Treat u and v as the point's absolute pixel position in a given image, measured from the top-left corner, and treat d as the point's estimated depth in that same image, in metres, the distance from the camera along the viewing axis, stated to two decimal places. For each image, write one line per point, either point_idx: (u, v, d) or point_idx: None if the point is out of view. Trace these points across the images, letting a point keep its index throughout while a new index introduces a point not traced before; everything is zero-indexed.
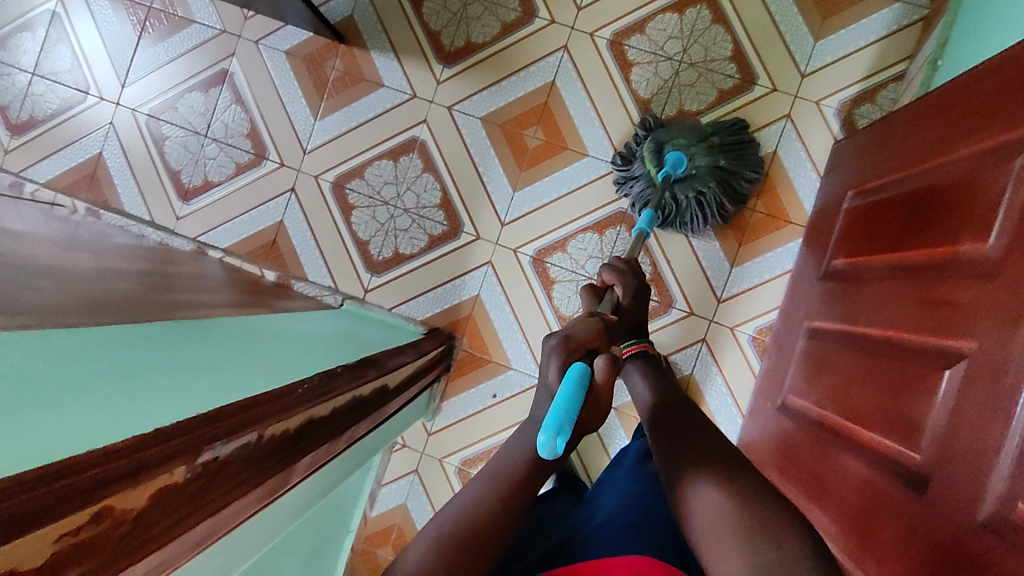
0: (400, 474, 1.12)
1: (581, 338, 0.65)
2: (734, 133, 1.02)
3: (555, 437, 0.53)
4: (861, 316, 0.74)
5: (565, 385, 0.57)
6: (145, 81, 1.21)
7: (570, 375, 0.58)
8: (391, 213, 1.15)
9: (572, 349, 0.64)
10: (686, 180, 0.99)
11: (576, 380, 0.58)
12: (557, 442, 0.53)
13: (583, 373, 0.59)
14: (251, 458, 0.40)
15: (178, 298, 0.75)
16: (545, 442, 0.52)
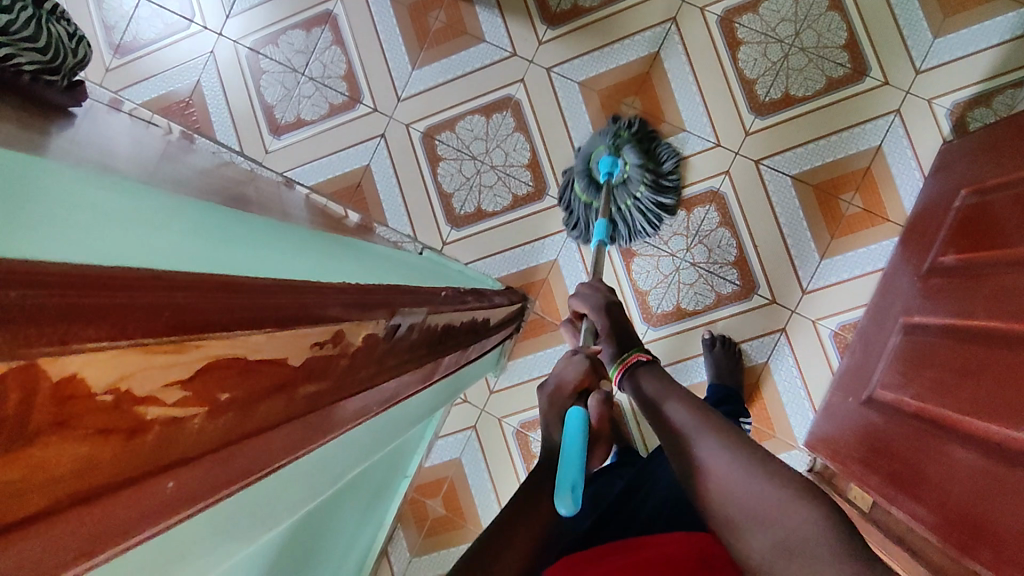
0: (457, 428, 1.12)
1: (573, 382, 0.67)
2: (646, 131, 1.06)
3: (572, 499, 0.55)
4: (980, 310, 0.72)
5: (571, 434, 0.60)
6: (250, 15, 1.23)
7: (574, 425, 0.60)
8: (478, 168, 1.15)
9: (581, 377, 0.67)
10: (622, 188, 1.02)
11: (579, 425, 0.60)
12: (575, 497, 0.55)
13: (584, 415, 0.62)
14: (416, 341, 0.40)
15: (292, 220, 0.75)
16: (561, 501, 0.55)
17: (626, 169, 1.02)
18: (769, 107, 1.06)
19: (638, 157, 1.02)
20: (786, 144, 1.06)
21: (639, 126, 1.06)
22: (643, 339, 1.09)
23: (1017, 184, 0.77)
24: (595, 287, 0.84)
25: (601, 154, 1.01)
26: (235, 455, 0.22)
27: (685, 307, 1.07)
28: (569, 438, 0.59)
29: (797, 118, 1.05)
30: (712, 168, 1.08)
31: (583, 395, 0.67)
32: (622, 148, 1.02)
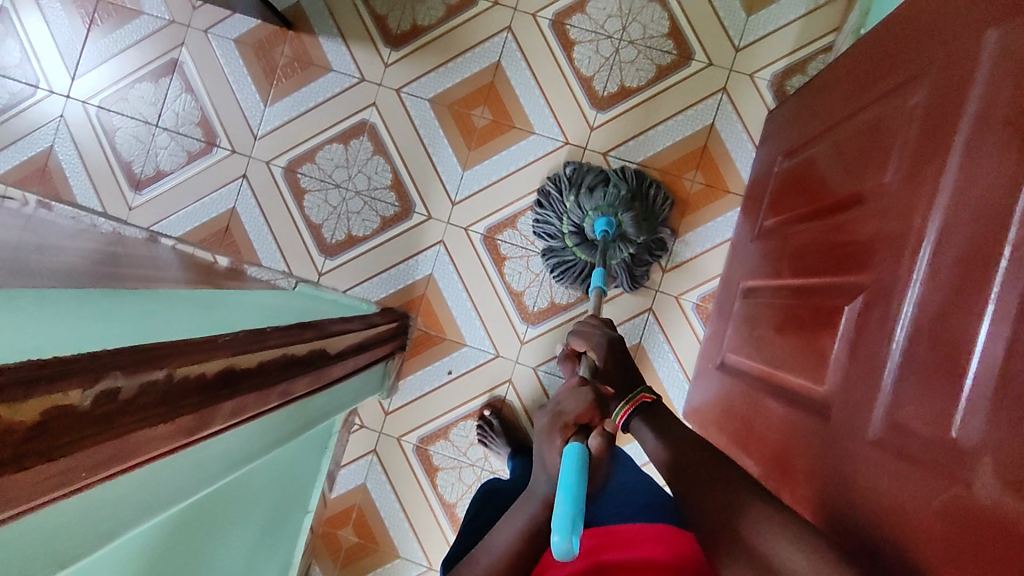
0: (358, 455, 1.13)
1: (575, 414, 0.56)
2: (647, 205, 1.04)
3: (569, 543, 0.46)
4: (786, 269, 0.77)
5: (566, 474, 0.51)
6: (95, 74, 1.21)
7: (570, 461, 0.52)
8: (343, 196, 1.16)
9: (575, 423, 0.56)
10: (618, 245, 1.01)
11: (575, 469, 0.52)
12: (575, 540, 0.47)
13: (579, 455, 0.53)
14: (165, 396, 0.42)
15: (131, 283, 0.75)
16: (559, 543, 0.46)
17: (619, 226, 1.00)
18: (608, 101, 1.11)
19: (634, 226, 1.00)
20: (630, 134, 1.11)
21: (632, 181, 1.04)
22: (525, 338, 1.12)
23: (813, 147, 0.82)
24: (593, 324, 0.82)
25: (595, 217, 0.99)
26: None
27: (559, 302, 1.11)
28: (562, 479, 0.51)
29: (635, 107, 1.11)
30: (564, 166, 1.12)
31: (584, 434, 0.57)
32: (619, 211, 1.00)
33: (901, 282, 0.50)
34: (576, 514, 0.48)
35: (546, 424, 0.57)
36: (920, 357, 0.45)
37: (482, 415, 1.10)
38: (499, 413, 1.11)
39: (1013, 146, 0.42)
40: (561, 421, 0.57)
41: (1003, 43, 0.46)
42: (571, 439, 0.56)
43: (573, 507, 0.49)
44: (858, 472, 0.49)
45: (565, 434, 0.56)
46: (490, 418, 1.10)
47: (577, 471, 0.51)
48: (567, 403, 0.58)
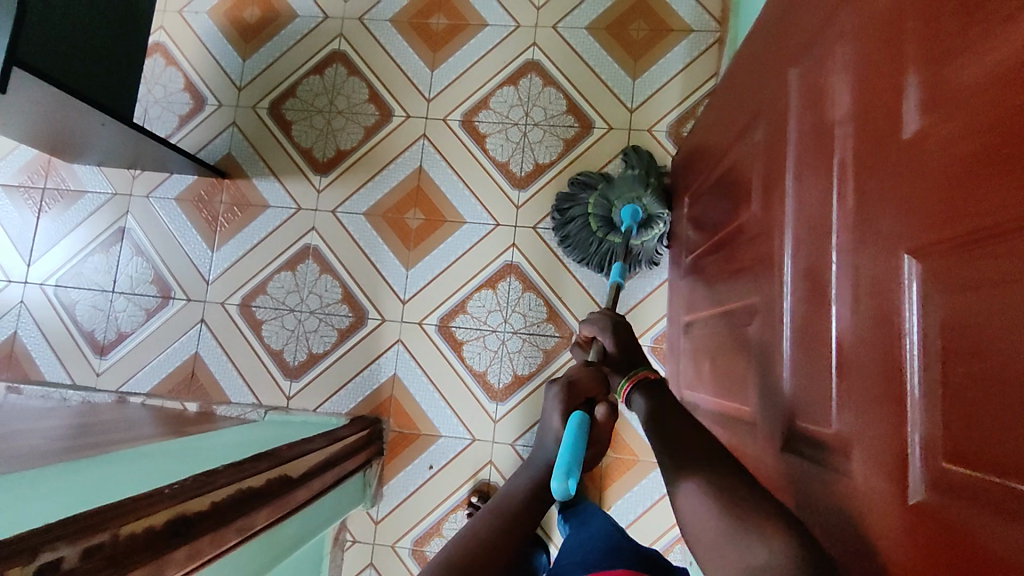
0: (356, 571, 1.11)
1: (583, 387, 0.70)
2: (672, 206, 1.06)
3: (565, 486, 0.60)
4: (707, 300, 0.82)
5: (569, 432, 0.65)
6: (49, 255, 1.28)
7: (572, 424, 0.66)
8: (298, 319, 1.21)
9: (576, 397, 0.70)
10: (647, 229, 1.05)
11: (578, 428, 0.65)
12: (570, 484, 0.60)
13: (581, 420, 0.66)
14: (112, 556, 0.44)
15: (97, 449, 0.78)
16: (558, 487, 0.60)
17: (647, 209, 1.04)
18: (526, 179, 1.19)
19: (663, 211, 1.04)
20: (553, 204, 1.18)
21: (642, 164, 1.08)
22: (497, 415, 1.14)
23: (707, 185, 0.90)
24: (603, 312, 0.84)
25: (620, 206, 1.05)
26: None
27: (522, 373, 1.15)
28: (567, 440, 0.64)
29: (552, 180, 1.19)
30: (499, 246, 1.18)
31: (586, 404, 0.70)
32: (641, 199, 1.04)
33: (779, 297, 0.55)
34: (575, 460, 0.62)
35: (558, 392, 0.70)
36: (803, 364, 0.49)
37: (471, 502, 1.10)
38: (487, 497, 1.11)
39: (823, 164, 0.48)
40: (572, 397, 0.69)
41: (801, 80, 0.53)
42: (575, 408, 0.69)
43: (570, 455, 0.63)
44: (784, 481, 0.51)
45: (573, 403, 0.69)
46: (478, 503, 1.09)
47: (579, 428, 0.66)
48: (579, 377, 0.70)
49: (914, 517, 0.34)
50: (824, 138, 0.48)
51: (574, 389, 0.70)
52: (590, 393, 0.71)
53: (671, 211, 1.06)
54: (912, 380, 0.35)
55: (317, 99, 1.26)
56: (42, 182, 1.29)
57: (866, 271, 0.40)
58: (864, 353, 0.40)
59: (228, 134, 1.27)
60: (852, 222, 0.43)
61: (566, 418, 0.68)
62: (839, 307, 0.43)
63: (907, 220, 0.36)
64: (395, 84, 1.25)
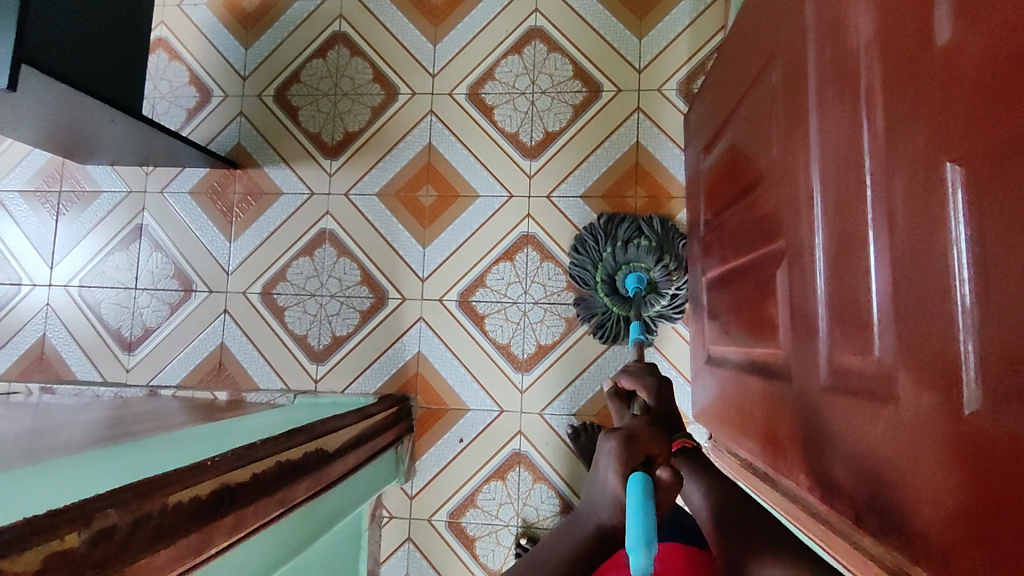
0: (395, 546, 1.13)
1: (645, 442, 0.51)
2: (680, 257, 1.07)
3: (648, 563, 0.43)
4: (730, 252, 0.82)
5: (634, 492, 0.47)
6: (71, 257, 1.29)
7: (638, 487, 0.47)
8: (320, 303, 1.22)
9: (636, 453, 0.50)
10: (655, 296, 1.06)
11: (644, 486, 0.47)
12: (652, 561, 0.43)
13: (648, 487, 0.47)
14: (161, 527, 0.44)
15: (135, 436, 0.79)
16: (638, 562, 0.43)
17: (652, 279, 1.05)
18: (537, 148, 1.18)
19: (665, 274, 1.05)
20: (566, 172, 1.17)
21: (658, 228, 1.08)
22: (523, 386, 1.14)
23: (722, 139, 0.88)
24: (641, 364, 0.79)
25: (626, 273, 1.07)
26: None
27: (545, 343, 1.15)
28: (635, 501, 0.46)
29: (563, 148, 1.18)
30: (515, 217, 1.18)
31: (648, 466, 0.51)
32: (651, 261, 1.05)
33: (808, 234, 0.54)
34: (649, 527, 0.45)
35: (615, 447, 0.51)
36: (837, 295, 0.48)
37: None
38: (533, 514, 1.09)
39: (847, 90, 0.47)
40: (632, 451, 0.50)
41: (818, 10, 0.52)
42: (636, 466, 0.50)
43: (643, 527, 0.44)
44: (824, 416, 0.51)
45: (630, 463, 0.50)
46: None
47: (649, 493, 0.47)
48: (641, 432, 0.52)
49: (966, 432, 0.33)
50: (847, 63, 0.47)
51: (636, 442, 0.51)
52: (652, 450, 0.51)
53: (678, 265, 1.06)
54: (959, 289, 0.34)
55: (321, 83, 1.26)
56: (58, 186, 1.31)
57: (901, 190, 0.40)
58: (904, 272, 0.39)
59: (237, 124, 1.27)
60: (883, 142, 0.42)
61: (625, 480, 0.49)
62: (875, 231, 0.43)
63: (942, 132, 0.35)
64: (399, 61, 1.24)
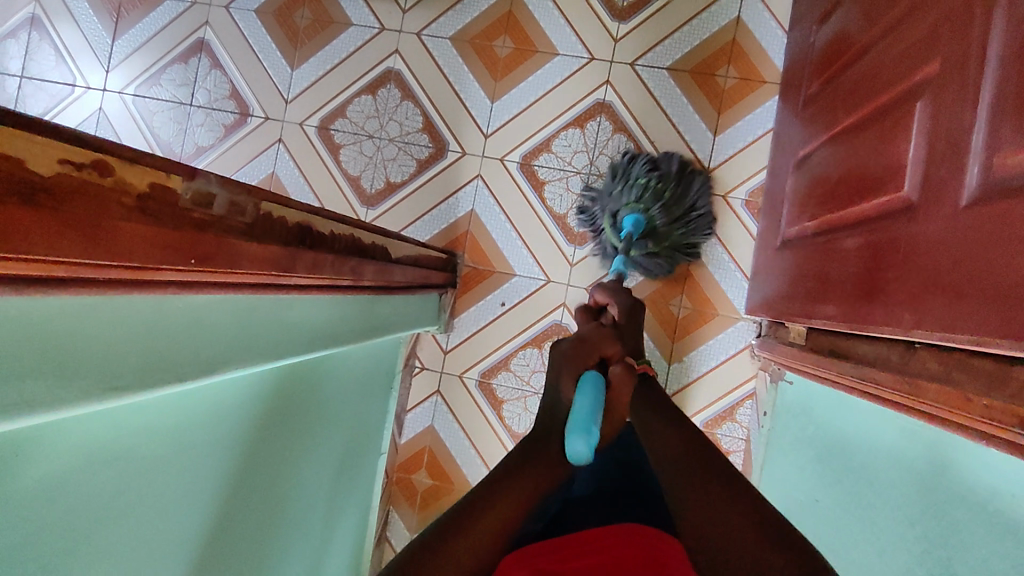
0: (423, 397, 1.13)
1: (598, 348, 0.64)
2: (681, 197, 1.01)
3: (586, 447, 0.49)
4: (841, 117, 0.76)
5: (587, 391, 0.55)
6: (127, 64, 1.25)
7: (590, 384, 0.56)
8: (377, 145, 1.18)
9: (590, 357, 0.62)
10: (658, 234, 1.00)
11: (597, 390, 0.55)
12: (589, 446, 0.49)
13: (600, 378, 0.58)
14: (252, 224, 0.42)
15: None
16: (575, 447, 0.49)
17: (652, 220, 0.99)
18: (628, 11, 1.10)
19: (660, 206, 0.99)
20: (655, 40, 1.10)
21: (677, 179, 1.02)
22: (574, 260, 1.11)
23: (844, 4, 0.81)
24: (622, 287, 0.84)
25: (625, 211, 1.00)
26: (18, 237, 0.25)
27: None
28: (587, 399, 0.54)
29: (657, 14, 1.10)
30: (593, 82, 1.11)
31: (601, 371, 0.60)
32: (651, 208, 0.99)
33: (976, 47, 0.48)
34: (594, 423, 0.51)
35: (572, 346, 0.63)
36: (1009, 99, 0.43)
37: None
38: None
39: None
40: (582, 357, 0.62)
41: None
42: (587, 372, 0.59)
43: (596, 422, 0.51)
44: (957, 242, 0.47)
45: (585, 360, 0.62)
46: None
47: (599, 399, 0.54)
48: (591, 338, 0.65)
49: None
50: None
51: (587, 349, 0.63)
52: (603, 351, 0.64)
53: (681, 210, 1.01)
54: None
55: None
56: None
57: None
58: None
59: None
60: None
61: (580, 378, 0.58)
62: None
63: None
64: None
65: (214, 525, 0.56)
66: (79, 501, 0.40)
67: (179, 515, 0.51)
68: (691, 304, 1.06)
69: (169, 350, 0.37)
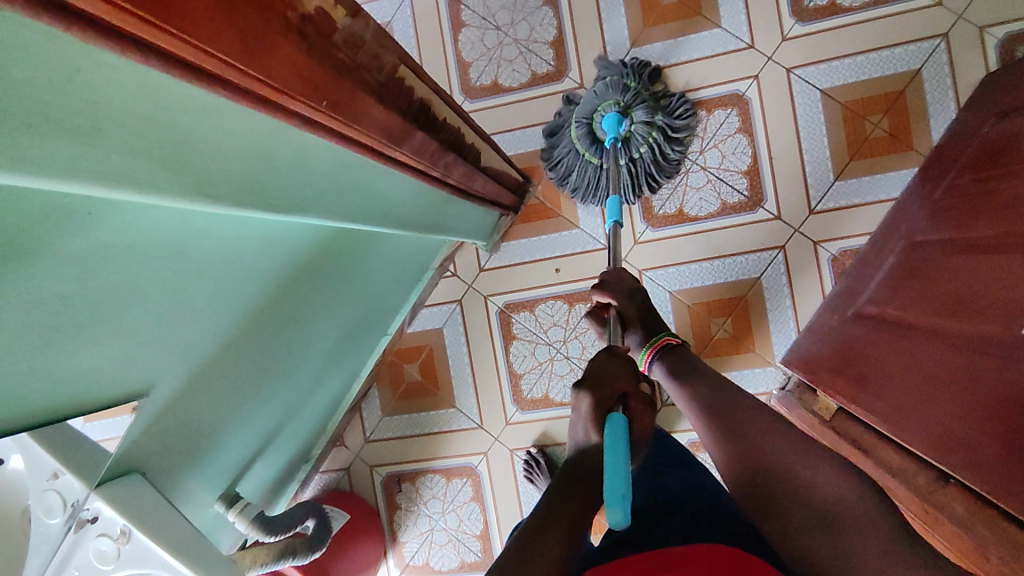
0: (443, 300, 1.13)
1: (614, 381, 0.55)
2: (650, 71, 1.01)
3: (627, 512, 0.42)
4: (981, 220, 0.70)
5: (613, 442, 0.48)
6: None
7: (614, 427, 0.49)
8: (500, 40, 1.11)
9: (606, 397, 0.53)
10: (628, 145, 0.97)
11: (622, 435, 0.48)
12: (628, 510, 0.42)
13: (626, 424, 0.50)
14: (383, 87, 0.40)
15: None
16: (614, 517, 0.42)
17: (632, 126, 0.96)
18: (810, 14, 1.01)
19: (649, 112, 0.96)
20: (823, 55, 1.01)
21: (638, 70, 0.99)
22: (640, 239, 1.07)
23: None
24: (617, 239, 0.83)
25: (608, 110, 0.95)
26: (193, 16, 0.23)
27: (688, 212, 1.05)
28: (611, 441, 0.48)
29: (837, 30, 1.00)
30: (741, 71, 1.03)
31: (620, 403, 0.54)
32: (633, 106, 0.96)
33: None
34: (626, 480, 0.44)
35: (588, 397, 0.53)
36: None
37: (529, 454, 1.07)
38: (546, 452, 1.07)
39: None
40: (605, 406, 0.52)
41: None
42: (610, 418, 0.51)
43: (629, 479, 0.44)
44: None
45: (606, 403, 0.53)
46: (536, 457, 1.06)
47: (629, 454, 0.47)
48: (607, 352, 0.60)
49: None
50: None
51: (605, 386, 0.54)
52: (621, 385, 0.55)
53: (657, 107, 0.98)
54: None
55: None
56: None
57: None
58: None
59: None
60: None
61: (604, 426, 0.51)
62: None
63: None
64: None
65: (225, 342, 0.57)
66: (122, 277, 0.40)
67: (200, 322, 0.51)
68: (732, 330, 1.04)
69: (264, 178, 0.35)
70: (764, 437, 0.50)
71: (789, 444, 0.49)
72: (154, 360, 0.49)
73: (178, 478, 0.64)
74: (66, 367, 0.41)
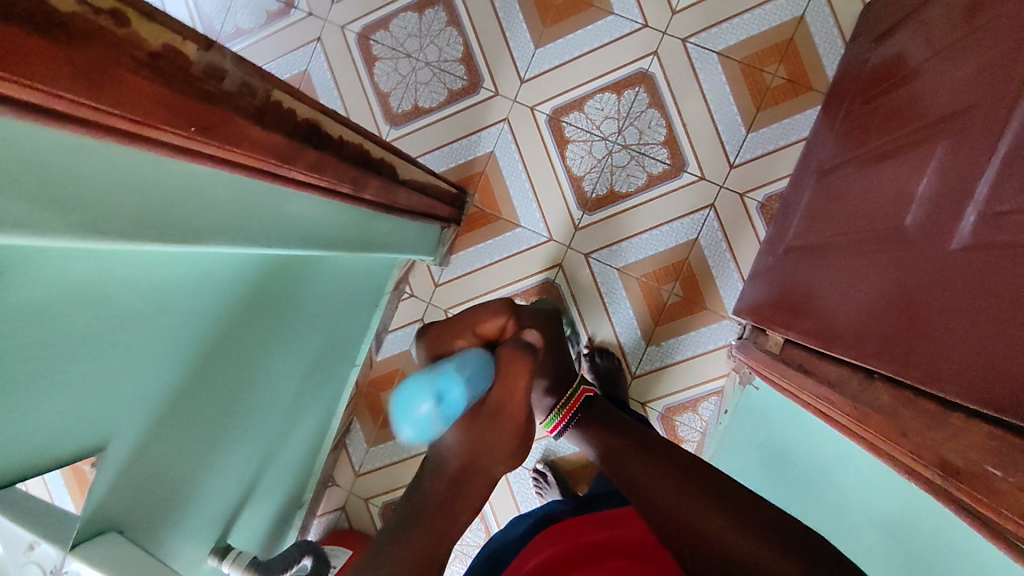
0: (406, 322, 1.16)
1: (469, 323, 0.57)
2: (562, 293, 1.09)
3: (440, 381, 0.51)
4: (871, 139, 0.75)
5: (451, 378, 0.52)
6: None
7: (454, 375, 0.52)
8: (413, 66, 1.16)
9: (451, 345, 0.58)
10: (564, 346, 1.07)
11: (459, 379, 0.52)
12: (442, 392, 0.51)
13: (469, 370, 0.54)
14: (260, 110, 0.43)
15: None
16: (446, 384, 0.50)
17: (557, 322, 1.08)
18: None
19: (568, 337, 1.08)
20: (712, 21, 1.07)
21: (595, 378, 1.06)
22: (580, 224, 1.11)
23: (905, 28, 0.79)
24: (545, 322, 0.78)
25: None
26: (47, 68, 0.26)
27: (619, 190, 1.09)
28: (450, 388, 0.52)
29: None
30: (641, 50, 1.09)
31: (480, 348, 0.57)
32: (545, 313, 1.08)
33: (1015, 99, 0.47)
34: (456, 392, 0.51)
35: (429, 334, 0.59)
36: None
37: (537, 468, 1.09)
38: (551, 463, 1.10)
39: None
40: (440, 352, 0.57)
41: None
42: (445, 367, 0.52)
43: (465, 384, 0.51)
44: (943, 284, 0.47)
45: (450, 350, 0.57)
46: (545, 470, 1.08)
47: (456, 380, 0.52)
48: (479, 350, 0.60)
49: None
50: None
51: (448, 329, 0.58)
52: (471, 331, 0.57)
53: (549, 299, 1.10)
54: None
55: None
56: None
57: None
58: None
59: None
60: None
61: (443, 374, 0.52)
62: None
63: None
64: None
65: (176, 389, 0.59)
66: (52, 332, 0.42)
67: (145, 370, 0.53)
68: (683, 293, 1.08)
69: (156, 207, 0.38)
70: (649, 458, 0.62)
71: (668, 478, 0.58)
72: (105, 413, 0.50)
73: (160, 532, 0.65)
74: (13, 428, 0.43)
